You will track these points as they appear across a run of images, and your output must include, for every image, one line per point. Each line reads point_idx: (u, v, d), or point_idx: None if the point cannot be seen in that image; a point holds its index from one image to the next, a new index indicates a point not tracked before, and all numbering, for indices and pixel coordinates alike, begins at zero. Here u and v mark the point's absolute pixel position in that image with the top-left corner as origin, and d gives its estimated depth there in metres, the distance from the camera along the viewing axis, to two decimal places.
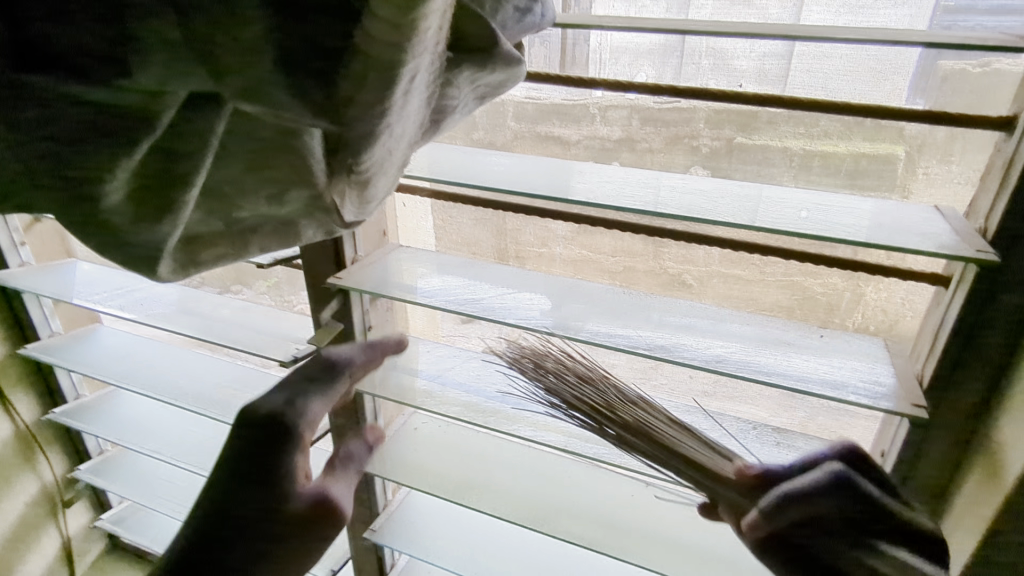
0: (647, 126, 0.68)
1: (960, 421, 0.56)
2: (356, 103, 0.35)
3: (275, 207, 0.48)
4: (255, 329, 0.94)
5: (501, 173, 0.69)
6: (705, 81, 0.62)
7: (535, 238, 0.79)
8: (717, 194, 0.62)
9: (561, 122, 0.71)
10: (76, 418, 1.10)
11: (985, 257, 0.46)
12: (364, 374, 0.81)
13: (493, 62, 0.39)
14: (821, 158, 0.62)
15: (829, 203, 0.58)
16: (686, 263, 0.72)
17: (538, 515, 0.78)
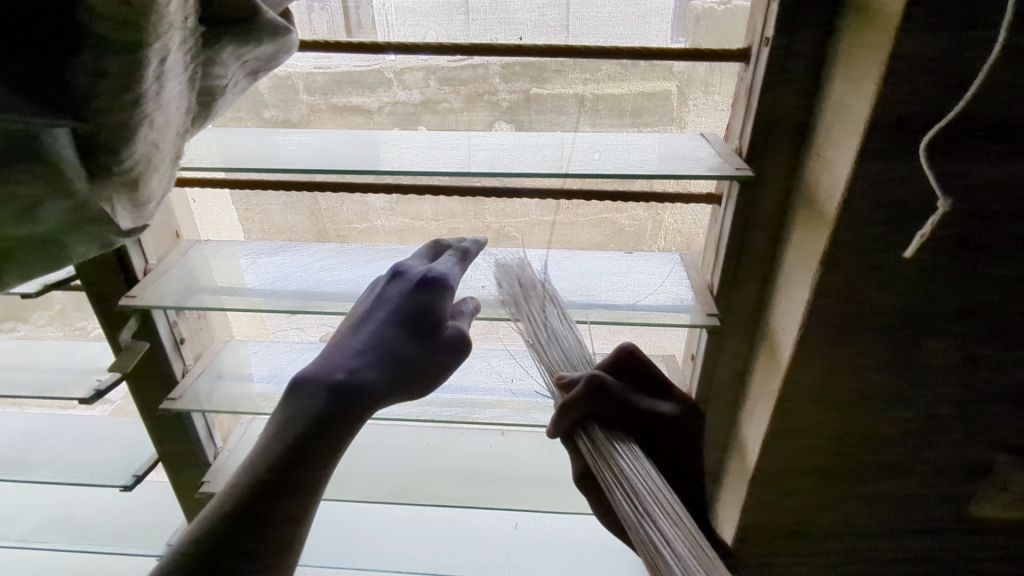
0: (444, 86, 0.67)
1: (749, 317, 0.66)
2: (96, 101, 0.30)
3: (29, 225, 0.40)
4: (43, 369, 0.81)
5: (304, 153, 0.65)
6: (495, 35, 0.63)
7: (354, 214, 0.75)
8: (519, 146, 0.64)
9: (357, 90, 0.68)
10: None
11: (744, 173, 0.54)
12: (188, 390, 0.75)
13: (264, 35, 0.35)
14: (607, 100, 0.66)
15: (620, 142, 0.63)
16: (506, 215, 0.72)
17: (404, 488, 0.79)
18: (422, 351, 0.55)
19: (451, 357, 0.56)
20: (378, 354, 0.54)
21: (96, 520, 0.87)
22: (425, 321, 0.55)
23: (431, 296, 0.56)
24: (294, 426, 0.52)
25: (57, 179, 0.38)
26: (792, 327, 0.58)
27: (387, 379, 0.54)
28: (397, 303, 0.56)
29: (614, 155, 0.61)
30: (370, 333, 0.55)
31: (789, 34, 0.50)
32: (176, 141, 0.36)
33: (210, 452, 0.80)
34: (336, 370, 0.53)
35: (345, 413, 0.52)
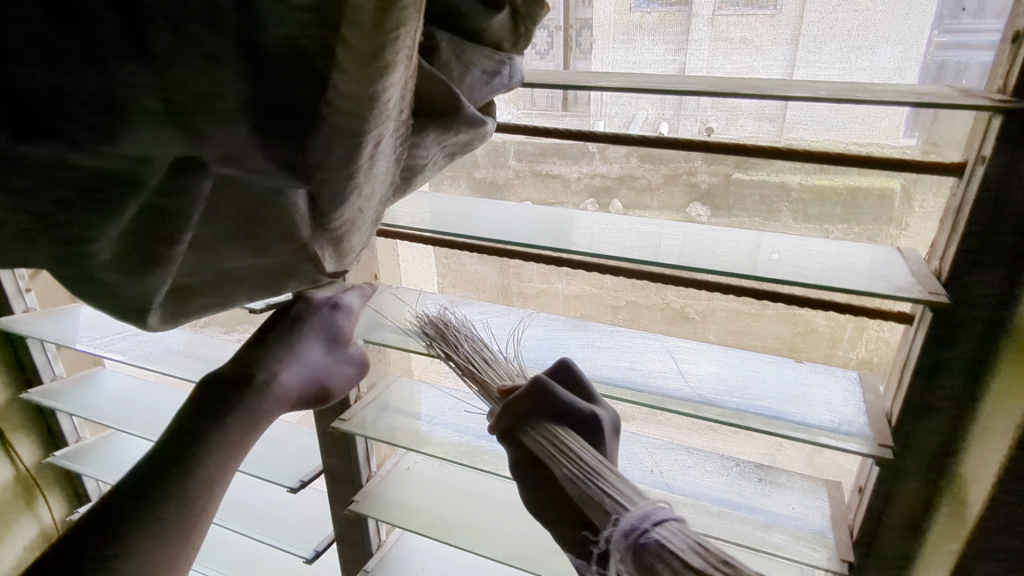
0: (645, 164, 0.70)
1: (934, 461, 0.57)
2: (323, 174, 0.35)
3: (261, 259, 0.50)
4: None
5: (497, 221, 0.72)
6: (706, 121, 0.64)
7: (538, 274, 0.81)
8: (701, 240, 0.64)
9: (561, 160, 0.74)
10: (76, 462, 1.11)
11: (936, 299, 0.49)
12: (357, 414, 0.83)
13: (460, 123, 0.39)
14: (817, 192, 0.64)
15: (807, 248, 0.61)
16: (688, 297, 0.73)
17: (524, 554, 0.78)
18: (335, 363, 0.67)
19: (352, 371, 0.68)
20: (280, 358, 0.63)
21: (262, 511, 0.99)
22: (336, 337, 0.68)
23: (334, 318, 0.68)
24: (205, 415, 0.58)
25: (286, 224, 0.48)
26: (988, 478, 0.50)
27: (301, 384, 0.64)
28: (302, 317, 0.67)
29: (806, 256, 0.59)
30: (283, 338, 0.65)
31: (1011, 151, 0.45)
32: (379, 207, 0.41)
33: (363, 474, 0.86)
34: (250, 370, 0.61)
35: (255, 410, 0.59)
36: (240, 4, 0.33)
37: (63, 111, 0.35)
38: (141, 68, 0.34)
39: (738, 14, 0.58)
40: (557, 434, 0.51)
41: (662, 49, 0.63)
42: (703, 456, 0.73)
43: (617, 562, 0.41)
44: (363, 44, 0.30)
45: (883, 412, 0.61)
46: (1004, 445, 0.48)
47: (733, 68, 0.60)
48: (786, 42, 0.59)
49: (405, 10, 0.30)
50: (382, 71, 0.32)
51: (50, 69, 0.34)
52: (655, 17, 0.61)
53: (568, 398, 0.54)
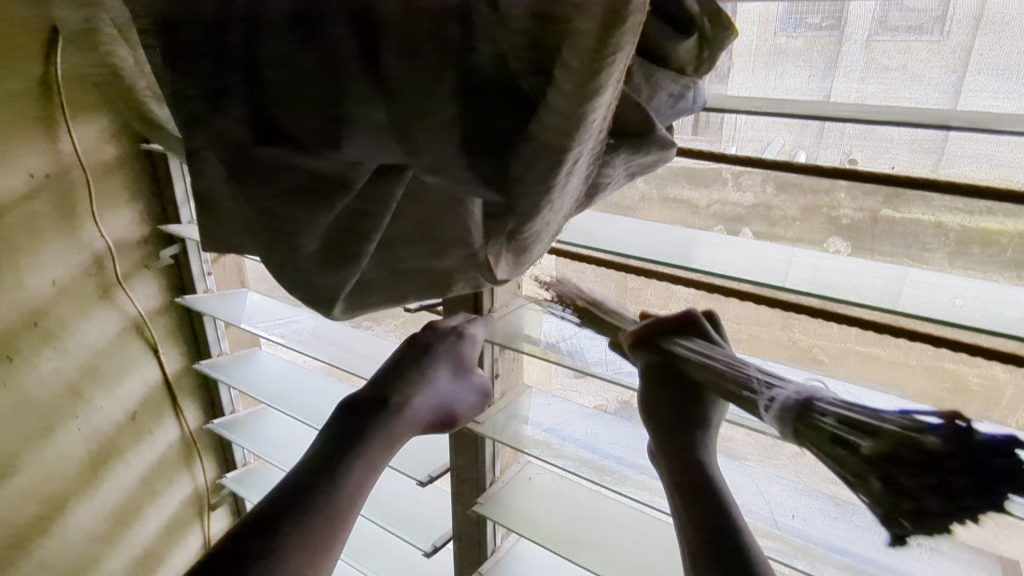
0: (782, 194, 0.68)
1: None
2: (524, 186, 0.37)
3: (436, 261, 0.54)
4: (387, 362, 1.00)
5: (626, 237, 0.71)
6: (850, 151, 0.62)
7: (656, 297, 0.81)
8: (849, 269, 0.61)
9: (691, 185, 0.73)
10: (230, 430, 1.22)
11: None
12: (490, 418, 0.84)
13: (651, 144, 0.40)
14: (982, 235, 0.59)
15: (989, 295, 0.56)
16: (817, 336, 0.70)
17: None
18: (463, 392, 0.75)
19: (474, 399, 0.76)
20: (414, 383, 0.72)
21: (386, 500, 1.04)
22: (463, 366, 0.75)
23: (458, 347, 0.75)
24: (348, 433, 0.68)
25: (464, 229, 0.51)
26: None
27: (432, 410, 0.72)
28: (432, 344, 0.75)
29: (984, 315, 0.54)
30: (416, 366, 0.73)
31: None
32: (563, 218, 0.42)
33: (488, 478, 0.89)
34: (388, 394, 0.70)
35: (392, 431, 0.68)
36: (466, 27, 0.36)
37: (303, 120, 0.40)
38: (371, 83, 0.38)
39: (898, 40, 0.52)
40: (691, 342, 0.61)
41: (806, 75, 0.59)
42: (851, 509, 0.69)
43: (786, 418, 0.52)
44: (581, 65, 0.32)
45: None
46: None
47: (886, 94, 0.56)
48: (952, 66, 0.53)
49: (623, 36, 0.31)
50: (594, 93, 0.33)
51: (297, 83, 0.39)
52: (801, 41, 0.56)
53: (709, 331, 0.64)
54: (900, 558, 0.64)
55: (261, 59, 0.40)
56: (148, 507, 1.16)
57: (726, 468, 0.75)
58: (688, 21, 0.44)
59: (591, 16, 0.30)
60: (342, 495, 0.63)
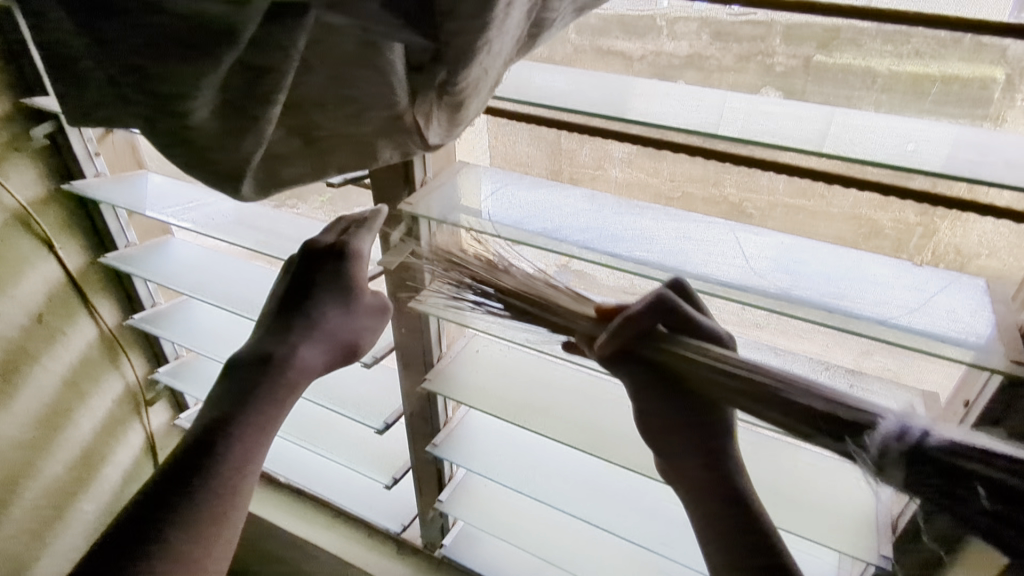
0: (718, 43, 0.63)
1: None
2: (450, 21, 0.30)
3: (355, 126, 0.46)
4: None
5: (556, 88, 0.63)
6: None
7: (591, 159, 0.77)
8: (791, 118, 0.56)
9: (625, 35, 0.66)
10: (154, 325, 1.15)
11: None
12: (430, 296, 0.80)
13: None
14: (908, 80, 0.57)
15: (938, 133, 0.53)
16: (749, 191, 0.69)
17: (594, 440, 0.79)
18: (359, 319, 0.71)
19: (373, 322, 0.72)
20: (299, 328, 0.68)
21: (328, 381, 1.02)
22: (352, 295, 0.69)
23: (339, 273, 0.69)
24: (231, 394, 0.64)
25: (385, 87, 0.43)
26: None
27: (325, 352, 0.69)
28: (315, 275, 0.69)
29: (928, 147, 0.51)
30: (301, 307, 0.69)
31: None
32: (502, 67, 0.35)
33: (434, 355, 0.87)
34: (269, 344, 0.67)
35: (282, 385, 0.65)
36: None
37: None
38: None
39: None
40: (686, 343, 0.57)
41: None
42: (791, 356, 0.70)
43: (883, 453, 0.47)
44: None
45: (1016, 323, 0.55)
46: None
47: None
48: None
49: None
50: None
51: None
52: None
53: (685, 308, 0.59)
54: None
55: None
56: (78, 410, 1.11)
57: None
58: None
59: None
60: (238, 459, 0.61)
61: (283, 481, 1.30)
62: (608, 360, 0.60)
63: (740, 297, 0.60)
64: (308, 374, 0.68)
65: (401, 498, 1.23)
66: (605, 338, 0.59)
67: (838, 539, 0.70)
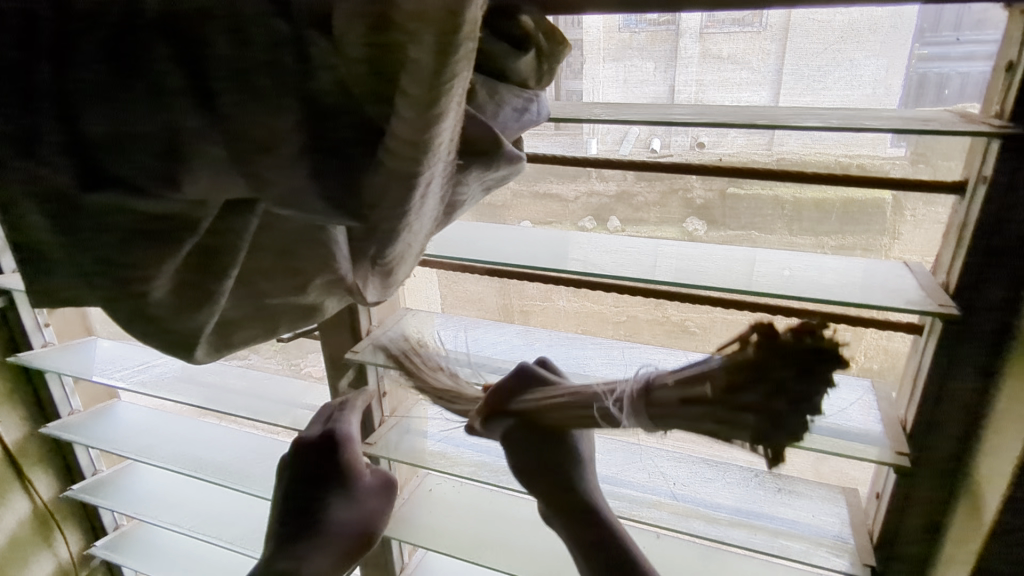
0: (641, 181, 0.72)
1: (952, 467, 0.59)
2: (375, 209, 0.37)
3: (302, 295, 0.52)
4: (260, 394, 0.94)
5: (486, 248, 0.73)
6: (697, 137, 0.66)
7: (539, 292, 0.80)
8: (708, 258, 0.65)
9: (558, 179, 0.75)
10: (93, 493, 1.10)
11: (945, 310, 0.51)
12: (381, 438, 0.83)
13: (501, 162, 0.41)
14: (812, 205, 0.66)
15: (820, 265, 0.62)
16: (688, 310, 0.72)
17: (549, 570, 0.80)
18: (365, 502, 0.69)
19: (370, 498, 0.69)
20: (314, 522, 0.66)
21: None
22: (342, 479, 0.67)
23: (324, 462, 0.67)
24: None
25: (330, 258, 0.50)
26: (999, 480, 0.52)
27: (343, 541, 0.66)
28: (322, 473, 0.67)
29: (801, 275, 0.61)
30: (319, 502, 0.66)
31: (1008, 164, 0.48)
32: (427, 238, 0.42)
33: None
34: (300, 541, 0.65)
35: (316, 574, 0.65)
36: (302, 56, 0.36)
37: (131, 161, 0.38)
38: (206, 115, 0.36)
39: (726, 32, 0.60)
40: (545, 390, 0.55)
41: (651, 66, 0.64)
42: (724, 467, 0.74)
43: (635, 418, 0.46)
44: (419, 91, 0.33)
45: (898, 418, 0.61)
46: (1009, 451, 0.51)
47: (722, 84, 0.63)
48: (774, 55, 0.60)
49: (452, 64, 0.33)
50: (435, 114, 0.34)
51: (120, 120, 0.37)
52: (644, 35, 0.62)
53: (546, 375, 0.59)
54: (765, 505, 0.71)
55: (76, 94, 0.37)
56: None
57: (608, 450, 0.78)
58: (526, 38, 0.48)
59: (425, 48, 0.32)
60: None
61: None
62: (483, 416, 0.57)
63: None
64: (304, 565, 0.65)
65: None
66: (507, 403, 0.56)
67: None
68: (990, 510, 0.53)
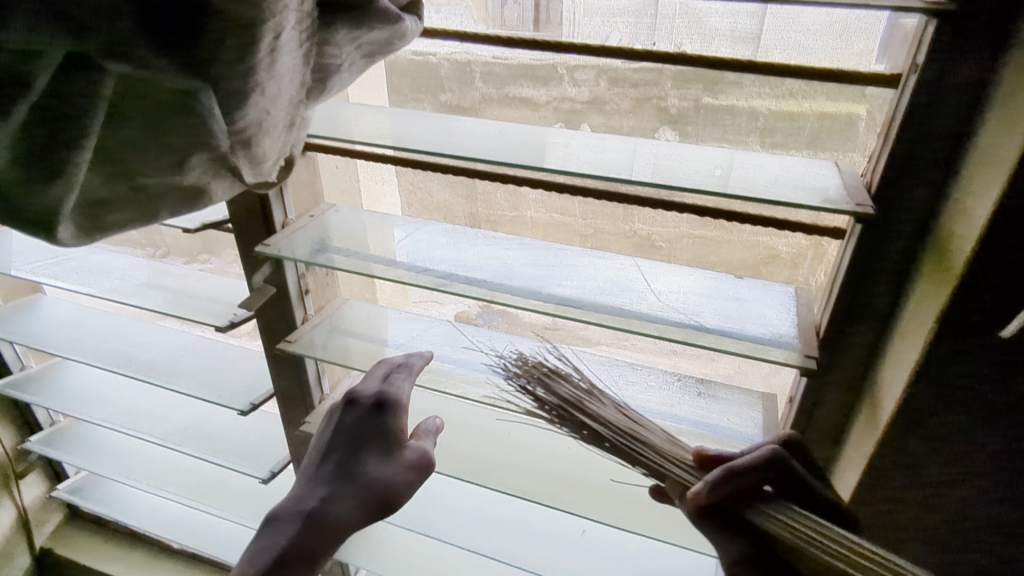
0: (615, 88, 0.65)
1: (858, 370, 0.59)
2: None
3: (180, 174, 0.47)
4: (184, 292, 0.90)
5: (402, 125, 0.66)
6: (680, 43, 0.60)
7: (506, 201, 0.76)
8: (691, 156, 0.59)
9: (530, 82, 0.68)
10: (19, 388, 1.07)
11: (861, 211, 0.48)
12: (303, 336, 0.81)
13: (374, 18, 0.41)
14: (786, 116, 0.61)
15: (766, 164, 0.57)
16: (655, 223, 0.70)
17: (474, 466, 0.81)
18: (388, 473, 0.65)
19: (409, 473, 0.65)
20: (347, 468, 0.66)
21: (209, 430, 0.99)
22: (382, 437, 0.67)
23: (376, 418, 0.67)
24: (301, 530, 0.63)
25: (205, 132, 0.45)
26: (899, 383, 0.52)
27: (361, 501, 0.64)
28: (359, 433, 0.67)
29: (731, 166, 0.56)
30: (359, 451, 0.66)
31: (947, 55, 0.45)
32: (289, 111, 0.41)
33: (316, 396, 0.87)
34: (326, 485, 0.65)
35: (326, 526, 0.63)
36: None
37: None
38: None
39: None
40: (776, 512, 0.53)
41: None
42: (646, 371, 0.76)
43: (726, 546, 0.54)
44: None
45: (812, 322, 0.61)
46: (909, 353, 0.51)
47: None
48: None
49: None
50: None
51: None
52: None
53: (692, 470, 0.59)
54: (683, 407, 0.72)
55: None
56: None
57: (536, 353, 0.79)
58: None
59: None
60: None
61: (180, 546, 1.27)
62: (696, 514, 0.55)
63: (577, 314, 0.64)
64: (323, 516, 0.64)
65: None
66: (702, 487, 0.55)
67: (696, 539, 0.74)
68: (887, 411, 0.54)
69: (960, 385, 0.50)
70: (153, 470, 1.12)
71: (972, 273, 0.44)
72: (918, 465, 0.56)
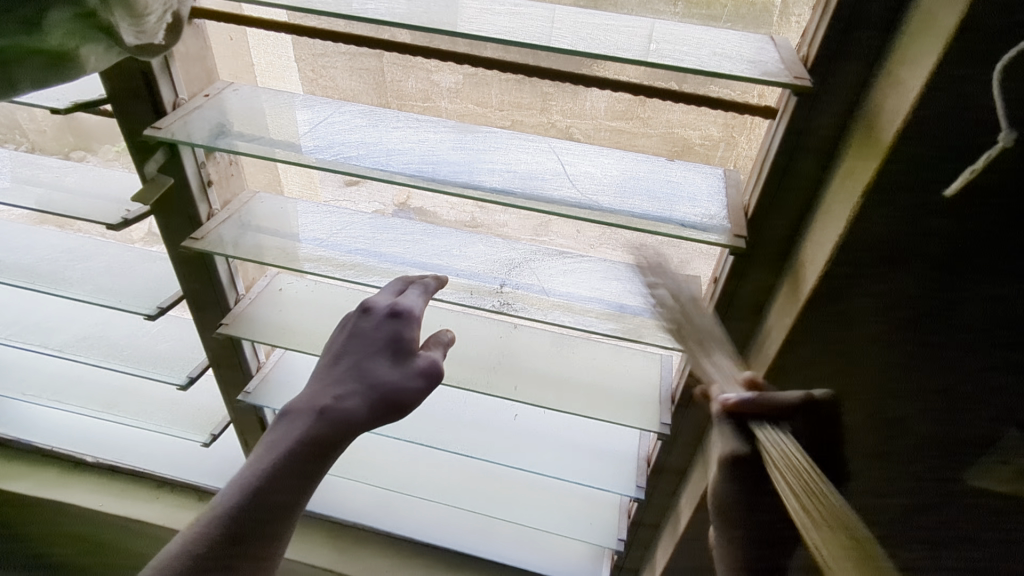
0: None
1: (780, 247, 0.62)
2: None
3: None
4: (61, 187, 0.80)
5: None
6: None
7: (418, 90, 0.68)
8: (615, 29, 0.55)
9: None
10: None
11: (799, 83, 0.49)
12: (211, 233, 0.75)
13: None
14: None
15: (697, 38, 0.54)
16: (573, 117, 0.66)
17: None
18: (398, 377, 0.63)
19: (422, 383, 0.64)
20: (362, 376, 0.63)
21: (112, 339, 0.92)
22: (398, 348, 0.63)
23: (394, 327, 0.64)
24: (313, 430, 0.62)
25: None
26: (821, 258, 0.54)
27: (371, 406, 0.62)
28: (373, 340, 0.64)
29: (667, 36, 0.54)
30: (373, 357, 0.64)
31: None
32: None
33: (231, 298, 0.82)
34: (339, 388, 0.63)
35: (339, 430, 0.62)
36: None
37: None
38: None
39: None
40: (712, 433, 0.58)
41: None
42: (579, 259, 0.76)
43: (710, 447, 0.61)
44: None
45: (740, 204, 0.62)
46: (834, 229, 0.53)
47: None
48: None
49: None
50: None
51: None
52: None
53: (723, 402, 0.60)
54: (613, 292, 0.73)
55: None
56: None
57: (467, 245, 0.77)
58: None
59: None
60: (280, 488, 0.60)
61: (91, 460, 1.21)
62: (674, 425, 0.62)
63: (509, 199, 0.63)
64: (335, 419, 0.62)
65: (227, 455, 1.20)
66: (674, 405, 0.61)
67: (624, 414, 0.78)
68: (808, 285, 0.56)
69: (877, 261, 0.52)
70: (52, 384, 1.04)
71: (900, 147, 0.46)
72: (832, 339, 0.59)
